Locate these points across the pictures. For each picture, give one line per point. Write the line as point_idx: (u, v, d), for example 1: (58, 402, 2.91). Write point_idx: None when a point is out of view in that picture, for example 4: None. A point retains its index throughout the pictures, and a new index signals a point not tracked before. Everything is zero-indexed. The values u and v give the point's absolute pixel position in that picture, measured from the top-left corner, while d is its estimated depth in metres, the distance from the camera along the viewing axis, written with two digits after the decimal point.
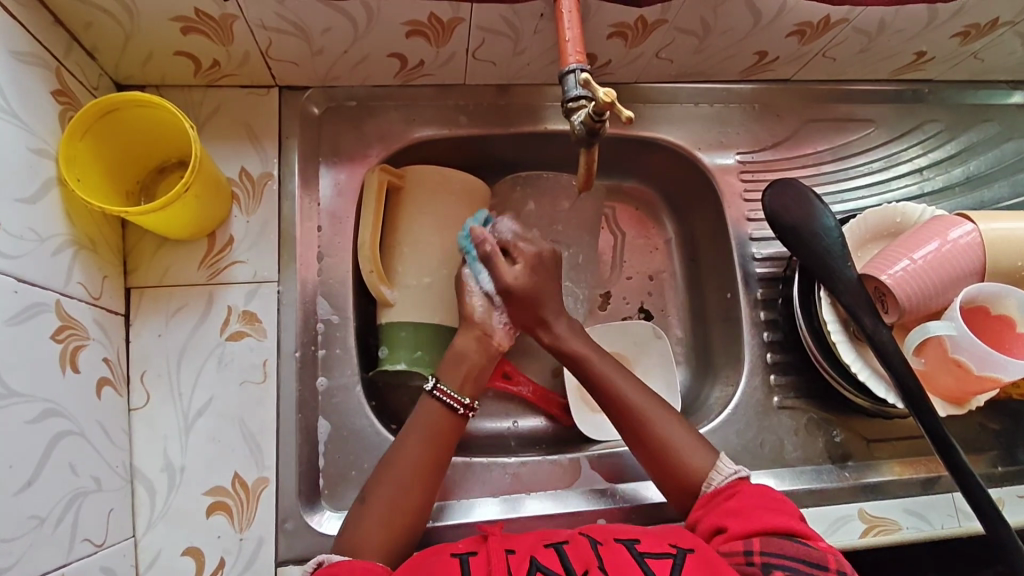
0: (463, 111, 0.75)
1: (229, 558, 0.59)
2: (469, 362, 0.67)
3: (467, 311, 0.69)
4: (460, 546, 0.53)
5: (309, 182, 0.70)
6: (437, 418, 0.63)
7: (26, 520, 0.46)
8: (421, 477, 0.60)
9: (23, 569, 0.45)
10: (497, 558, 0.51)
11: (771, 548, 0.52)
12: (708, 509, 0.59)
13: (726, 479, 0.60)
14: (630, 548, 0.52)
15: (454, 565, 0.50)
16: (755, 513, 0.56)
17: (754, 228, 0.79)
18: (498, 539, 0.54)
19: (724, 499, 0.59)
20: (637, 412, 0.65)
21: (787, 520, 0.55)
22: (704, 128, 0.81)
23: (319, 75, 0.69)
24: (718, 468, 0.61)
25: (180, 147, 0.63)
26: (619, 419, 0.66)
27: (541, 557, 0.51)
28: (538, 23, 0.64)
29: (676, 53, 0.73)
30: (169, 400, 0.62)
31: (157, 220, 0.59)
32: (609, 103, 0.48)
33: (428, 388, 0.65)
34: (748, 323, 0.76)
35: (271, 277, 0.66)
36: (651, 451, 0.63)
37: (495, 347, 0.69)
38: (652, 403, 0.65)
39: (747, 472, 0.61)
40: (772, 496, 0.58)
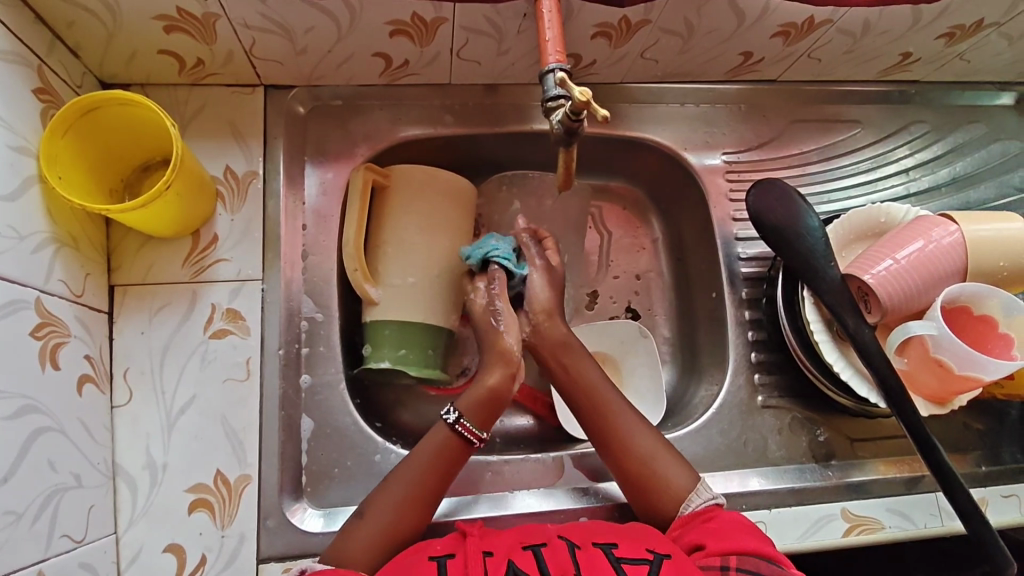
0: (449, 110, 0.75)
1: (210, 555, 0.59)
2: (497, 399, 0.67)
3: (503, 347, 0.69)
4: (438, 548, 0.54)
5: (294, 181, 0.71)
6: (455, 445, 0.63)
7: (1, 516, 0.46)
8: (426, 485, 0.61)
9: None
10: (474, 559, 0.51)
11: (747, 565, 0.52)
12: (686, 530, 0.59)
13: (704, 504, 0.61)
14: (608, 553, 0.53)
15: (431, 567, 0.50)
16: (731, 533, 0.56)
17: (739, 228, 0.79)
18: (477, 541, 0.54)
19: (702, 523, 0.59)
20: (618, 425, 0.66)
21: (764, 542, 0.55)
22: (689, 128, 0.81)
23: (304, 75, 0.70)
24: (699, 492, 0.62)
25: (164, 144, 0.63)
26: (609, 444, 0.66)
27: (518, 560, 0.51)
28: (521, 22, 0.64)
29: (661, 53, 0.73)
30: (151, 397, 0.62)
31: (140, 218, 0.59)
32: (585, 102, 0.49)
33: (447, 418, 0.64)
34: (733, 323, 0.77)
35: (255, 275, 0.66)
36: (629, 466, 0.64)
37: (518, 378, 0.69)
38: (633, 421, 0.66)
39: (724, 500, 0.62)
40: (750, 523, 0.58)
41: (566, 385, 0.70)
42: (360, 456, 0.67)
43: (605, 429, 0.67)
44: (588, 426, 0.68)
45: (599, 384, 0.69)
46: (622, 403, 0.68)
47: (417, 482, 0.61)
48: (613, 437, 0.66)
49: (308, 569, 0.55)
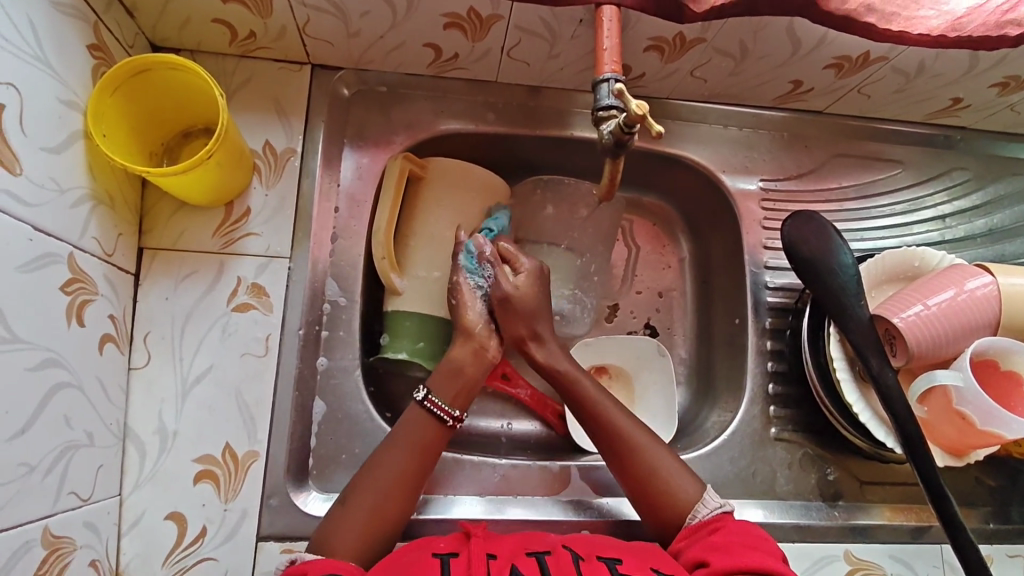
0: (492, 108, 0.75)
1: (211, 528, 0.59)
2: (463, 375, 0.66)
3: (468, 323, 0.68)
4: (441, 547, 0.54)
5: (331, 162, 0.71)
6: (427, 425, 0.63)
7: (15, 467, 0.44)
8: (408, 481, 0.60)
9: (6, 516, 0.43)
10: (478, 559, 0.51)
11: None
12: (693, 544, 0.59)
13: (711, 513, 0.61)
14: (611, 568, 0.52)
15: (434, 564, 0.50)
16: (738, 549, 0.55)
17: (770, 257, 0.79)
18: (481, 542, 0.54)
19: (708, 533, 0.59)
20: (627, 436, 0.66)
21: (772, 561, 0.54)
22: (729, 151, 0.80)
23: (353, 57, 0.70)
24: (705, 500, 0.62)
25: (207, 114, 0.63)
26: (625, 460, 0.65)
27: (521, 565, 0.51)
28: (577, 28, 0.64)
29: (711, 73, 0.72)
30: (169, 364, 0.62)
31: (179, 184, 0.60)
32: (641, 116, 0.46)
33: (417, 397, 0.64)
34: (754, 350, 0.76)
35: (283, 252, 0.66)
36: (645, 489, 0.64)
37: (491, 361, 0.68)
38: (647, 436, 0.66)
39: (731, 507, 0.61)
40: (759, 534, 0.57)
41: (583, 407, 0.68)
42: (369, 444, 0.67)
43: (616, 446, 0.66)
44: (605, 453, 0.67)
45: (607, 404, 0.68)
46: (633, 421, 0.67)
47: (399, 477, 0.60)
48: (625, 455, 0.65)
49: (299, 559, 0.54)
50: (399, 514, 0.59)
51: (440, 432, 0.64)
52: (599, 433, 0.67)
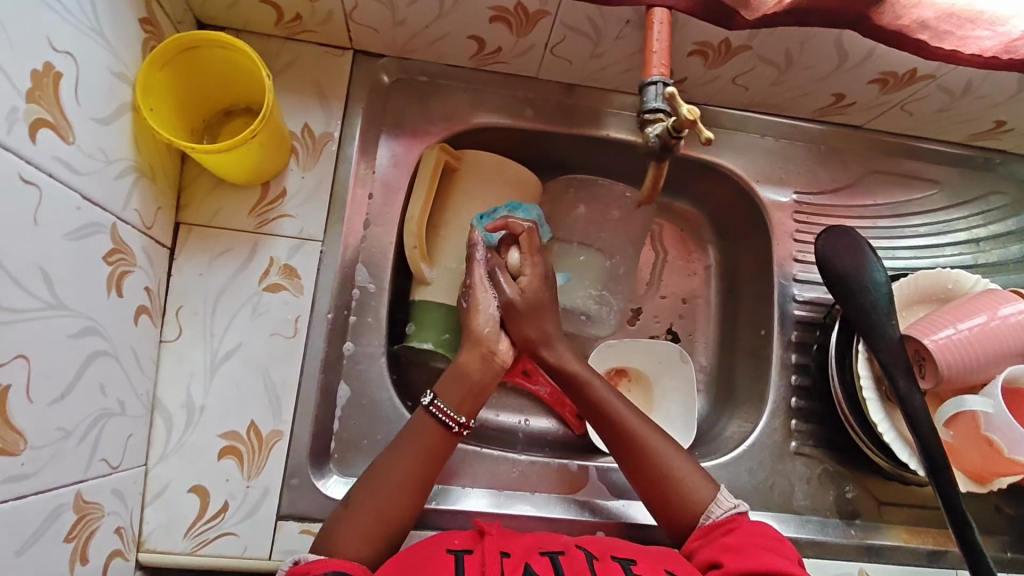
0: (530, 104, 0.75)
1: (233, 503, 0.60)
2: (469, 381, 0.64)
3: (476, 328, 0.66)
4: (456, 542, 0.54)
5: (368, 149, 0.71)
6: (433, 431, 0.62)
7: (53, 432, 0.44)
8: (414, 482, 0.59)
9: (44, 478, 0.43)
10: (492, 557, 0.51)
11: None
12: (706, 544, 0.59)
13: (725, 513, 0.61)
14: (625, 568, 0.53)
15: (449, 561, 0.51)
16: (751, 550, 0.55)
17: (800, 270, 0.78)
18: (496, 539, 0.54)
19: (722, 534, 0.59)
20: (635, 436, 0.65)
21: (788, 562, 0.54)
22: (765, 161, 0.80)
23: (397, 45, 0.70)
24: (719, 502, 0.62)
25: (250, 93, 0.64)
26: (633, 460, 0.65)
27: (535, 565, 0.51)
28: (623, 29, 0.64)
29: (753, 81, 0.71)
30: (200, 339, 0.63)
31: (221, 161, 0.60)
32: (691, 121, 0.47)
33: (424, 402, 0.63)
34: (778, 363, 0.75)
35: (316, 235, 0.67)
36: (658, 490, 0.63)
37: (500, 366, 0.66)
38: (656, 436, 0.66)
39: (745, 508, 0.61)
40: (773, 535, 0.58)
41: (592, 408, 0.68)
42: (390, 431, 0.67)
43: (625, 446, 0.65)
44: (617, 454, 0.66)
45: (615, 405, 0.67)
46: (643, 421, 0.66)
47: (405, 479, 0.59)
48: (632, 455, 0.65)
49: (302, 560, 0.54)
50: (406, 513, 0.58)
51: (445, 438, 0.62)
52: (608, 433, 0.67)
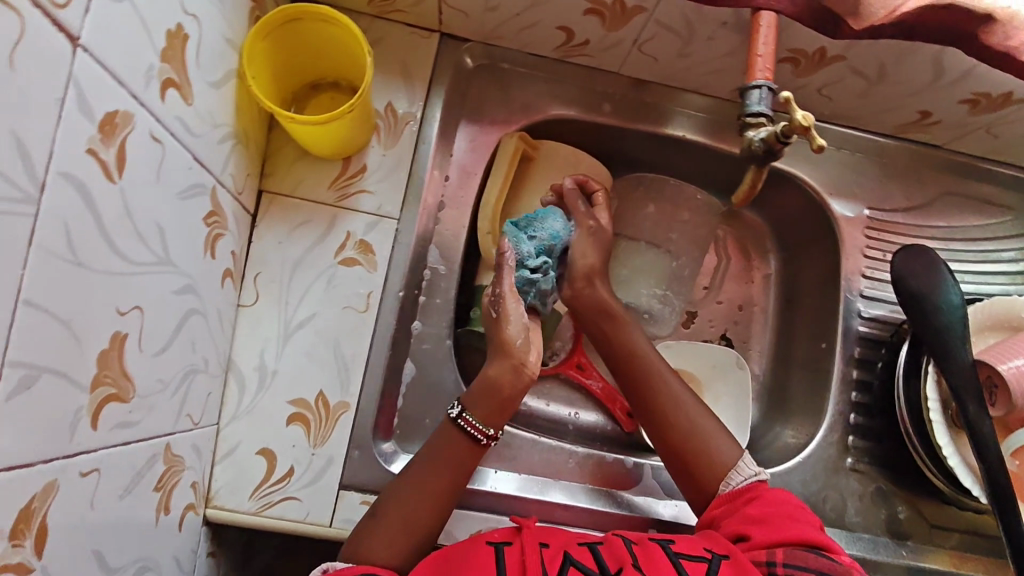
0: (608, 99, 0.75)
1: (298, 469, 0.62)
2: (499, 394, 0.61)
3: (505, 338, 0.63)
4: (496, 535, 0.54)
5: (447, 133, 0.71)
6: (460, 443, 0.60)
7: (156, 383, 0.45)
8: (441, 494, 0.58)
9: (146, 425, 0.45)
10: (532, 550, 0.51)
11: (794, 560, 0.52)
12: (729, 513, 0.59)
13: (745, 480, 0.61)
14: (665, 547, 0.53)
15: (489, 552, 0.51)
16: (778, 521, 0.55)
17: (866, 285, 0.77)
18: (533, 532, 0.54)
19: (744, 503, 0.59)
20: (665, 394, 0.66)
21: (811, 529, 0.55)
22: (839, 174, 0.79)
23: (484, 31, 0.70)
24: (740, 468, 0.62)
25: (341, 69, 0.65)
26: (661, 417, 0.66)
27: (575, 553, 0.51)
28: (718, 30, 0.63)
29: (839, 92, 0.70)
30: (275, 306, 0.64)
31: (312, 133, 0.61)
32: (805, 127, 0.45)
33: (450, 414, 0.61)
34: (839, 378, 0.75)
35: (393, 213, 0.68)
36: (669, 431, 0.65)
37: (529, 378, 0.62)
38: (686, 395, 0.66)
39: (766, 478, 0.61)
40: (793, 502, 0.58)
41: (625, 363, 0.69)
42: None
43: (654, 402, 0.66)
44: (634, 389, 0.68)
45: (651, 360, 0.68)
46: (676, 381, 0.67)
47: (432, 492, 0.57)
48: (660, 411, 0.66)
49: (332, 567, 0.51)
50: (432, 524, 0.57)
51: (473, 450, 0.60)
52: (638, 390, 0.68)
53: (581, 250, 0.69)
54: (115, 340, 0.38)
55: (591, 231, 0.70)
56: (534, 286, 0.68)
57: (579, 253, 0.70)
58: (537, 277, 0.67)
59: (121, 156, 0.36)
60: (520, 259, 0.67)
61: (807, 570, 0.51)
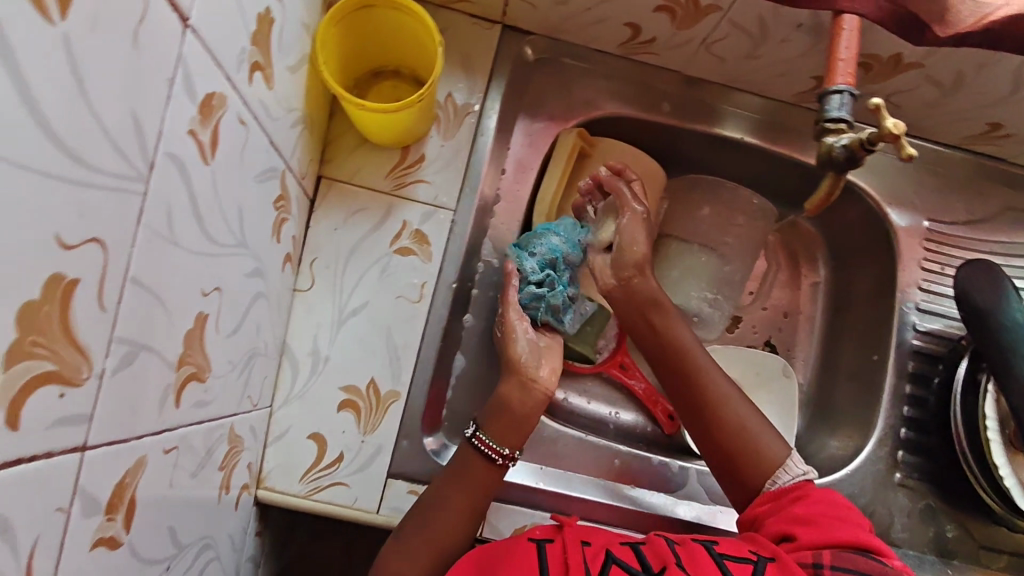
0: (667, 98, 0.74)
1: (347, 455, 0.62)
2: (512, 410, 0.61)
3: (513, 354, 0.64)
4: (538, 532, 0.54)
5: (505, 126, 0.71)
6: (477, 463, 0.59)
7: (228, 364, 0.46)
8: (464, 512, 0.57)
9: (217, 405, 0.45)
10: (575, 549, 0.51)
11: (841, 562, 0.50)
12: (773, 512, 0.57)
13: (792, 480, 0.59)
14: (709, 548, 0.52)
15: (530, 549, 0.51)
16: (825, 521, 0.54)
17: (922, 298, 0.76)
18: (576, 530, 0.54)
19: (789, 502, 0.57)
20: (710, 389, 0.64)
21: (861, 531, 0.53)
22: (900, 184, 0.77)
23: (548, 24, 0.69)
24: (788, 468, 0.60)
25: (405, 56, 0.64)
26: (706, 412, 0.64)
27: (617, 552, 0.51)
28: (791, 32, 0.62)
29: (909, 100, 0.68)
30: (330, 292, 0.64)
31: (376, 121, 0.61)
32: (895, 135, 0.44)
33: (467, 432, 0.60)
34: (891, 392, 0.74)
35: (449, 205, 0.67)
36: (715, 427, 0.63)
37: (542, 393, 0.63)
38: (733, 390, 0.64)
39: (815, 477, 0.59)
40: (842, 503, 0.56)
41: (670, 356, 0.66)
42: None
43: (699, 397, 0.64)
44: (681, 386, 0.65)
45: (696, 353, 0.66)
46: (721, 375, 0.65)
47: (455, 511, 0.57)
48: (705, 406, 0.64)
49: None
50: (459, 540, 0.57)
51: (491, 469, 0.59)
52: (682, 384, 0.65)
53: (628, 237, 0.66)
54: (198, 320, 0.39)
55: (641, 218, 0.66)
56: (543, 301, 0.68)
57: (626, 240, 0.66)
58: (542, 291, 0.67)
59: (214, 137, 0.36)
60: (523, 277, 0.67)
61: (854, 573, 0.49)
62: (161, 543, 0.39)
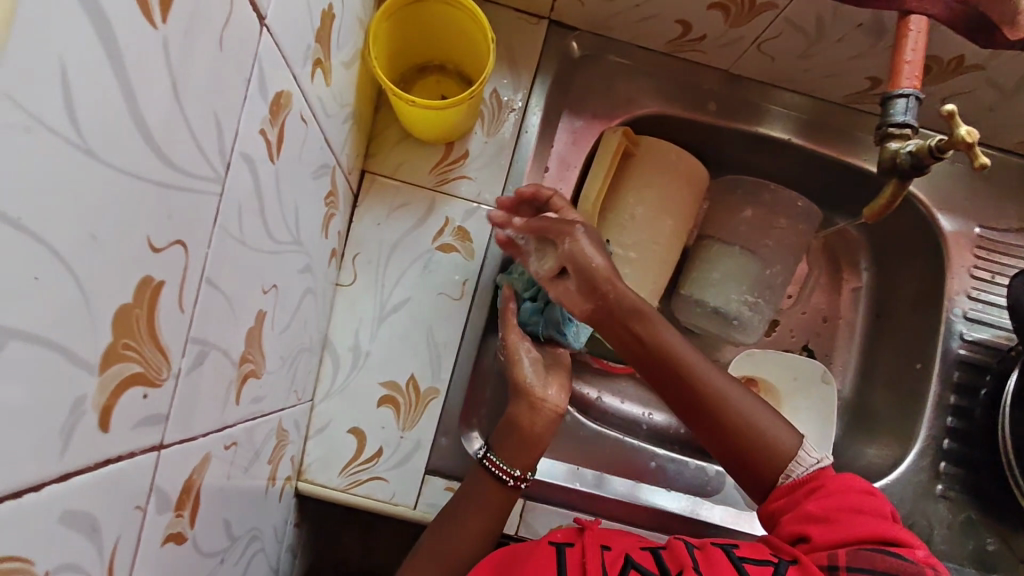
0: (713, 97, 0.73)
1: (386, 450, 0.62)
2: (524, 430, 0.58)
3: (520, 377, 0.60)
4: (558, 535, 0.53)
5: (549, 123, 0.70)
6: (489, 486, 0.57)
7: (281, 359, 0.46)
8: (478, 535, 0.56)
9: (270, 400, 0.46)
10: (593, 553, 0.49)
11: (858, 562, 0.45)
12: (790, 508, 0.53)
13: (806, 471, 0.54)
14: (728, 550, 0.48)
15: (549, 552, 0.50)
16: (840, 516, 0.49)
17: (969, 307, 0.74)
18: (596, 535, 0.52)
19: (801, 496, 0.52)
20: (703, 388, 0.55)
21: (881, 523, 0.48)
22: (950, 188, 0.75)
23: (596, 20, 0.68)
24: (799, 458, 0.54)
25: (452, 51, 0.64)
26: (701, 415, 0.56)
27: (637, 556, 0.49)
28: (850, 31, 0.61)
29: (967, 102, 0.66)
30: (371, 287, 0.64)
31: (424, 117, 0.60)
32: (967, 143, 0.43)
33: (478, 453, 0.58)
34: (934, 402, 0.73)
35: (491, 202, 0.67)
36: (715, 429, 0.56)
37: (553, 411, 0.59)
38: (726, 382, 0.56)
39: (830, 462, 0.54)
40: (859, 492, 0.51)
41: (653, 359, 0.56)
42: None
43: (692, 398, 0.56)
44: (683, 405, 0.56)
45: (680, 348, 0.56)
46: (712, 367, 0.56)
47: (467, 534, 0.55)
48: (698, 408, 0.56)
49: None
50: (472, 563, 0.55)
51: (503, 491, 0.57)
52: (670, 387, 0.56)
53: (578, 258, 0.55)
54: (258, 318, 0.39)
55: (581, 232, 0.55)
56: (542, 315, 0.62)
57: (576, 258, 0.55)
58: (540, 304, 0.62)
59: (280, 136, 0.36)
60: (517, 295, 0.63)
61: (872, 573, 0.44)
62: (217, 536, 0.39)
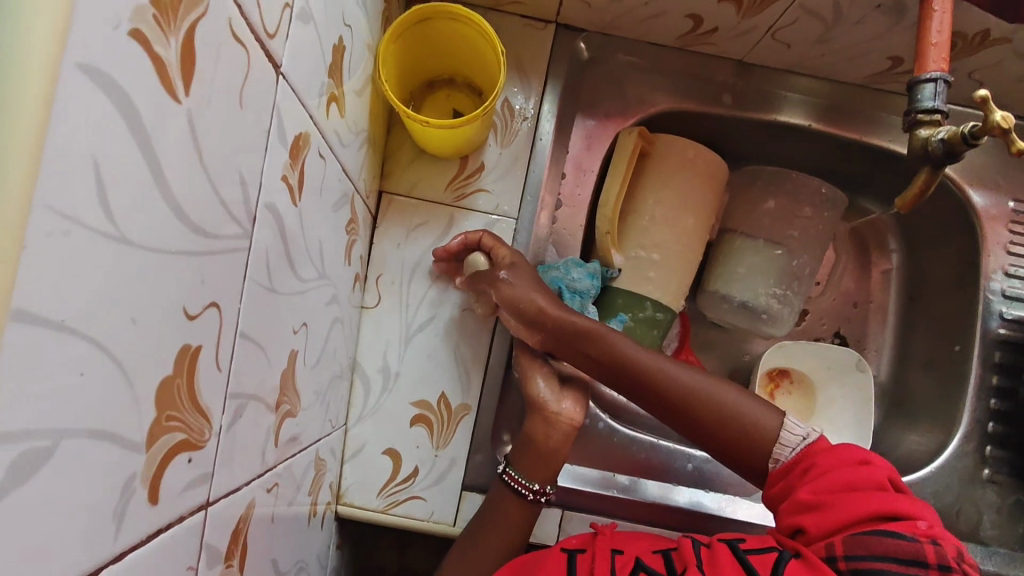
0: (728, 90, 0.71)
1: (422, 469, 0.62)
2: (545, 448, 0.58)
3: (536, 396, 0.60)
4: (572, 542, 0.52)
5: (563, 128, 0.69)
6: (511, 503, 0.57)
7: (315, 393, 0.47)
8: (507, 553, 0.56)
9: (308, 433, 0.46)
10: (602, 559, 0.48)
11: (852, 548, 0.44)
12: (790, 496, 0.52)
13: (793, 453, 0.53)
14: (733, 544, 0.47)
15: (560, 560, 0.49)
16: (831, 499, 0.48)
17: (1007, 285, 0.71)
18: (607, 539, 0.51)
19: (797, 483, 0.51)
20: (671, 388, 0.56)
21: (874, 498, 0.46)
22: (981, 163, 0.73)
23: (604, 21, 0.67)
24: (784, 440, 0.54)
25: (462, 64, 0.63)
26: (678, 415, 0.56)
27: (646, 559, 0.47)
28: (869, 13, 0.59)
29: (994, 75, 0.64)
30: (396, 308, 0.64)
31: (437, 135, 0.60)
32: (1003, 128, 0.42)
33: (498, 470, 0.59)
34: (976, 385, 0.70)
35: (510, 213, 0.66)
36: (696, 428, 0.56)
37: (569, 425, 0.59)
38: (694, 377, 0.56)
39: (817, 436, 0.54)
40: (848, 469, 0.49)
41: (621, 374, 0.58)
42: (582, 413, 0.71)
43: (664, 403, 0.57)
44: (658, 411, 0.58)
45: (642, 354, 0.57)
46: (677, 366, 0.57)
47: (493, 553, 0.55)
48: (673, 412, 0.57)
49: None
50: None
51: (525, 507, 0.57)
52: (643, 396, 0.58)
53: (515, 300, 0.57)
54: (290, 358, 0.39)
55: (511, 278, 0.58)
56: None
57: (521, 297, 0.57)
58: None
59: (301, 178, 0.36)
60: None
61: (868, 559, 0.42)
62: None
